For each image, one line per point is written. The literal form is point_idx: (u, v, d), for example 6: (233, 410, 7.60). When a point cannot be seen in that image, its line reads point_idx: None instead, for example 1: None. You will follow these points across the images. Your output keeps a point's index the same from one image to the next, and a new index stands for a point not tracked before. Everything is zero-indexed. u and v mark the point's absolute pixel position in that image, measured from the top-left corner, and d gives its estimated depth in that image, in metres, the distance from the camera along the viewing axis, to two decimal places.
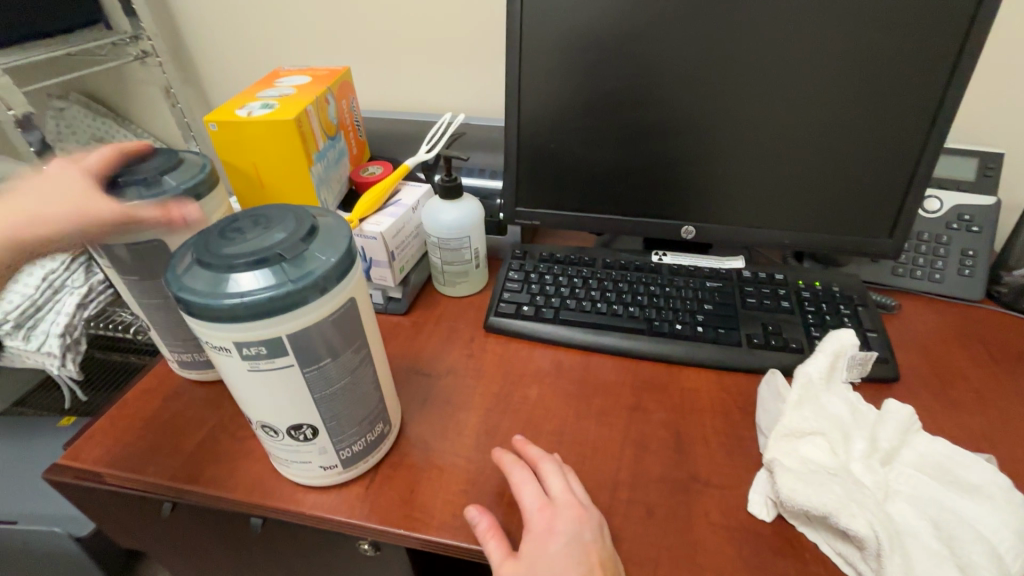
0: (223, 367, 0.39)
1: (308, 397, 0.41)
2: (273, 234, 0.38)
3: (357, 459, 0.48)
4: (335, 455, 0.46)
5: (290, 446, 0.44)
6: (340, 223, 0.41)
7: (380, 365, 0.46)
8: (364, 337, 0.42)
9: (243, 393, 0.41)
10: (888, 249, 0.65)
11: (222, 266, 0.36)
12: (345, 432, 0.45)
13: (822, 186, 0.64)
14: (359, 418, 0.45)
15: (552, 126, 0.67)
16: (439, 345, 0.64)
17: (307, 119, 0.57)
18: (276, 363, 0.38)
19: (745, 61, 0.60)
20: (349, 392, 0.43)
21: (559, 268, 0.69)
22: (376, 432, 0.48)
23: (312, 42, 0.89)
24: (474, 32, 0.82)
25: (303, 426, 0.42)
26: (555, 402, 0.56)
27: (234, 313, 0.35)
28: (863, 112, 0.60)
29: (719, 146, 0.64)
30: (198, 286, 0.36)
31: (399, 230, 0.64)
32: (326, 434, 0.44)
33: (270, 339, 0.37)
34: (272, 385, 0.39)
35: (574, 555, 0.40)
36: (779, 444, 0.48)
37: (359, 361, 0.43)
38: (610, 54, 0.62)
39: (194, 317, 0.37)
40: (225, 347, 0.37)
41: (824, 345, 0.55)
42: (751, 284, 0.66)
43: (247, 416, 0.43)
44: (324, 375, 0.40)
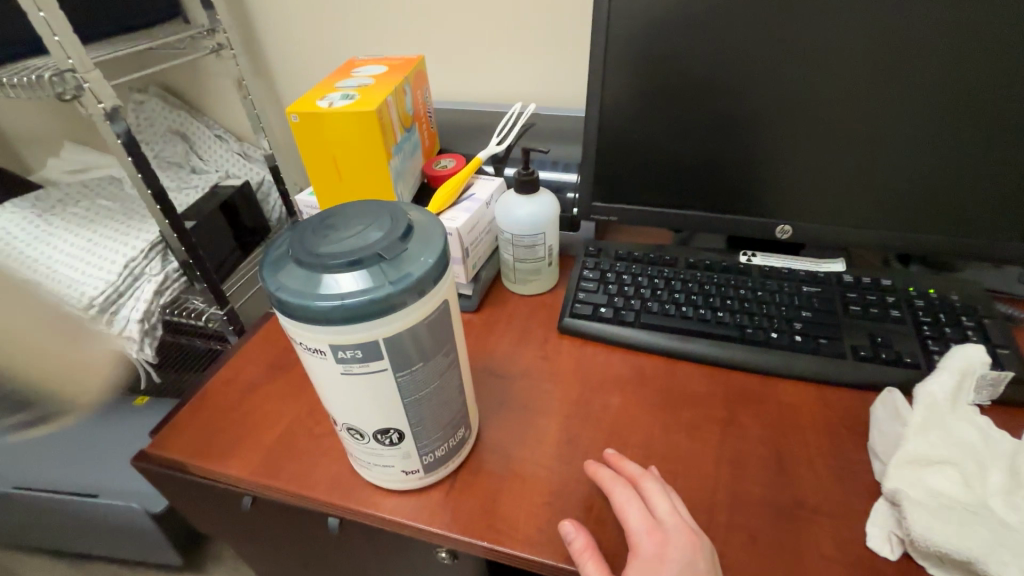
0: (315, 369, 0.38)
1: (397, 402, 0.39)
2: (369, 233, 0.36)
3: (437, 464, 0.46)
4: (418, 459, 0.44)
5: (374, 450, 0.43)
6: (433, 221, 0.39)
7: (465, 369, 0.44)
8: (453, 340, 0.40)
9: (332, 396, 0.39)
10: (1020, 255, 0.57)
11: (318, 266, 0.35)
12: (429, 437, 0.43)
13: (944, 183, 0.57)
14: (443, 423, 0.43)
15: (636, 116, 0.63)
16: (512, 346, 0.62)
17: (385, 109, 0.56)
18: (370, 367, 0.37)
19: (865, 41, 0.53)
20: (436, 397, 0.41)
21: (638, 268, 0.65)
22: (457, 437, 0.46)
23: (380, 31, 0.88)
24: (548, 18, 0.78)
25: (390, 430, 0.41)
26: (639, 413, 0.53)
27: (331, 315, 0.34)
28: (1002, 100, 0.52)
29: (825, 138, 0.58)
30: (295, 286, 0.35)
31: (473, 225, 0.62)
32: (411, 439, 0.42)
33: (365, 343, 0.35)
34: (363, 388, 0.38)
35: None
36: (903, 472, 0.43)
37: (447, 364, 0.41)
38: (707, 36, 0.57)
39: (289, 317, 0.35)
40: (320, 348, 0.36)
41: (945, 361, 0.49)
42: (854, 289, 0.60)
43: (333, 418, 0.42)
44: (414, 380, 0.39)
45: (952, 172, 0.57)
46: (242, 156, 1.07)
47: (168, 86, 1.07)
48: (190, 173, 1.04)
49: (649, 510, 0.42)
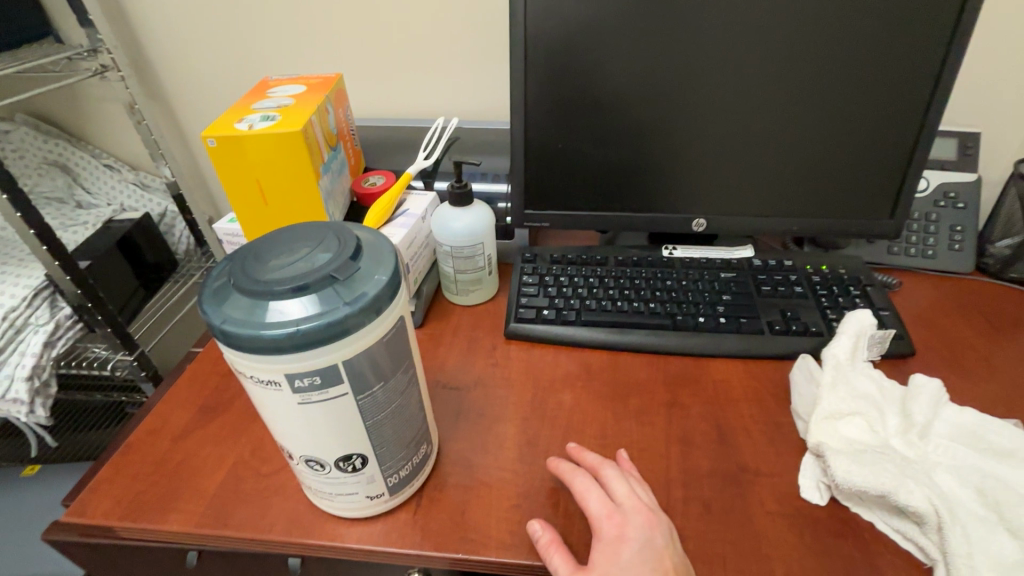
0: (267, 401, 0.36)
1: (359, 426, 0.38)
2: (318, 255, 0.36)
3: (402, 484, 0.45)
4: (383, 482, 0.43)
5: (336, 479, 0.42)
6: (381, 240, 0.39)
7: (423, 383, 0.43)
8: (411, 355, 0.40)
9: (288, 428, 0.38)
10: (890, 229, 0.67)
11: (266, 293, 0.34)
12: (393, 457, 0.42)
13: (826, 173, 0.65)
14: (406, 441, 0.43)
15: (559, 126, 0.66)
16: (461, 358, 0.62)
17: (311, 129, 0.54)
18: (330, 393, 0.36)
19: (754, 51, 0.60)
20: (399, 414, 0.41)
21: (573, 269, 0.68)
22: (420, 454, 0.46)
23: (289, 49, 0.85)
24: (460, 33, 0.79)
25: (352, 456, 0.40)
26: (590, 407, 0.56)
27: (286, 343, 0.32)
28: (863, 99, 0.61)
29: (726, 139, 0.65)
30: (242, 316, 0.33)
31: (411, 241, 0.62)
32: (375, 462, 0.41)
33: (325, 367, 0.34)
34: (322, 416, 0.37)
35: (649, 562, 0.40)
36: (823, 427, 0.49)
37: (407, 381, 0.40)
38: (620, 48, 0.61)
39: (238, 350, 0.33)
40: (274, 380, 0.34)
41: (844, 326, 0.56)
42: (763, 272, 0.67)
43: (290, 450, 0.40)
44: (375, 401, 0.38)
45: (834, 162, 0.65)
46: (138, 186, 0.98)
47: (40, 113, 0.96)
48: (76, 209, 0.96)
49: (608, 497, 0.44)
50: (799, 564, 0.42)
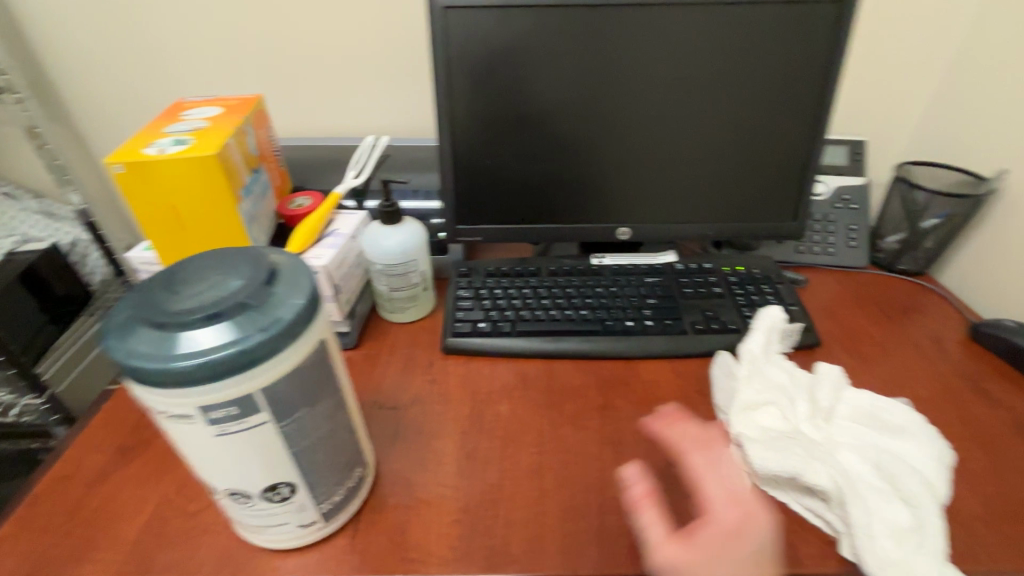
0: (181, 436, 0.35)
1: (283, 454, 0.38)
2: (229, 282, 0.35)
3: (337, 509, 0.45)
4: (315, 509, 0.43)
5: (264, 510, 0.40)
6: (298, 263, 0.38)
7: (354, 405, 0.43)
8: (337, 378, 0.40)
9: (207, 462, 0.36)
10: (792, 230, 0.71)
11: (174, 323, 0.33)
12: (325, 483, 0.42)
13: (738, 182, 0.70)
14: (338, 465, 0.42)
15: (487, 143, 0.67)
16: (400, 376, 0.62)
17: (227, 152, 0.53)
18: (248, 423, 0.35)
19: (664, 70, 0.64)
20: (327, 439, 0.40)
21: (508, 282, 0.70)
22: (354, 476, 0.45)
23: (207, 69, 0.82)
24: (385, 52, 0.79)
25: (279, 485, 0.39)
26: (528, 416, 0.57)
27: (195, 374, 0.31)
28: (764, 113, 0.66)
29: (646, 152, 0.68)
30: (147, 350, 0.32)
31: (341, 261, 0.61)
32: (304, 489, 0.40)
33: (242, 398, 0.34)
34: (243, 447, 0.36)
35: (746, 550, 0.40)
36: (741, 417, 0.52)
37: (334, 404, 0.40)
38: (540, 68, 0.64)
39: (145, 386, 0.32)
40: (186, 414, 0.33)
41: (757, 323, 0.60)
42: (685, 275, 0.71)
43: (212, 484, 0.39)
44: (300, 427, 0.37)
45: (744, 171, 0.69)
46: (44, 216, 0.91)
47: None
48: None
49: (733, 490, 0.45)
50: None
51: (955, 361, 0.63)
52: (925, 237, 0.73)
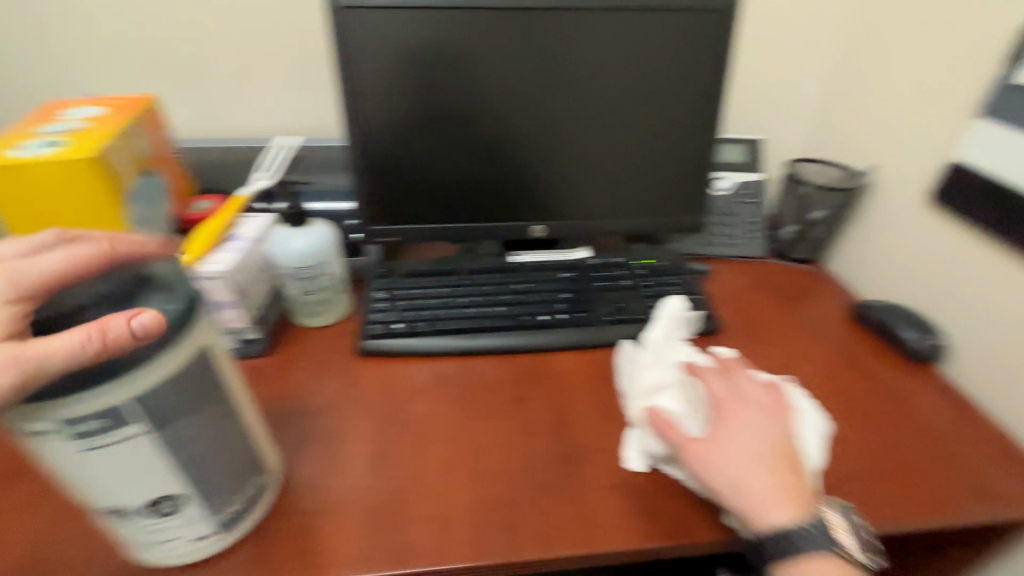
0: (48, 452, 0.33)
1: (162, 466, 0.36)
2: (92, 290, 0.33)
3: (240, 517, 0.44)
4: (209, 521, 0.41)
5: (150, 526, 0.39)
6: (180, 268, 0.37)
7: (249, 411, 0.42)
8: (225, 384, 0.39)
9: (81, 477, 0.35)
10: (694, 224, 0.76)
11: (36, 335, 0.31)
12: (220, 492, 0.41)
13: (644, 179, 0.73)
14: (234, 473, 0.41)
15: (397, 143, 0.67)
16: (314, 381, 0.61)
17: (109, 155, 0.50)
18: (119, 435, 0.33)
19: (566, 72, 0.66)
20: (218, 446, 0.39)
21: (425, 281, 0.70)
22: (255, 484, 0.44)
23: (98, 67, 0.77)
24: (292, 50, 0.77)
25: (162, 499, 0.38)
26: (443, 413, 0.57)
27: (53, 387, 0.30)
28: (663, 113, 0.70)
29: (555, 151, 0.71)
30: None
31: (245, 265, 0.59)
32: (196, 501, 0.39)
33: (111, 410, 0.32)
34: (115, 459, 0.34)
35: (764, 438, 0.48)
36: (642, 400, 0.55)
37: (222, 411, 0.39)
38: (444, 69, 0.64)
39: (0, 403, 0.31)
40: (49, 429, 0.32)
41: (660, 311, 0.63)
42: (597, 270, 0.74)
43: (91, 502, 0.37)
44: (180, 437, 0.36)
45: (648, 168, 0.73)
46: None
47: None
48: None
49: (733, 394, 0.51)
50: (624, 527, 0.47)
51: (837, 339, 0.69)
52: (813, 227, 0.80)
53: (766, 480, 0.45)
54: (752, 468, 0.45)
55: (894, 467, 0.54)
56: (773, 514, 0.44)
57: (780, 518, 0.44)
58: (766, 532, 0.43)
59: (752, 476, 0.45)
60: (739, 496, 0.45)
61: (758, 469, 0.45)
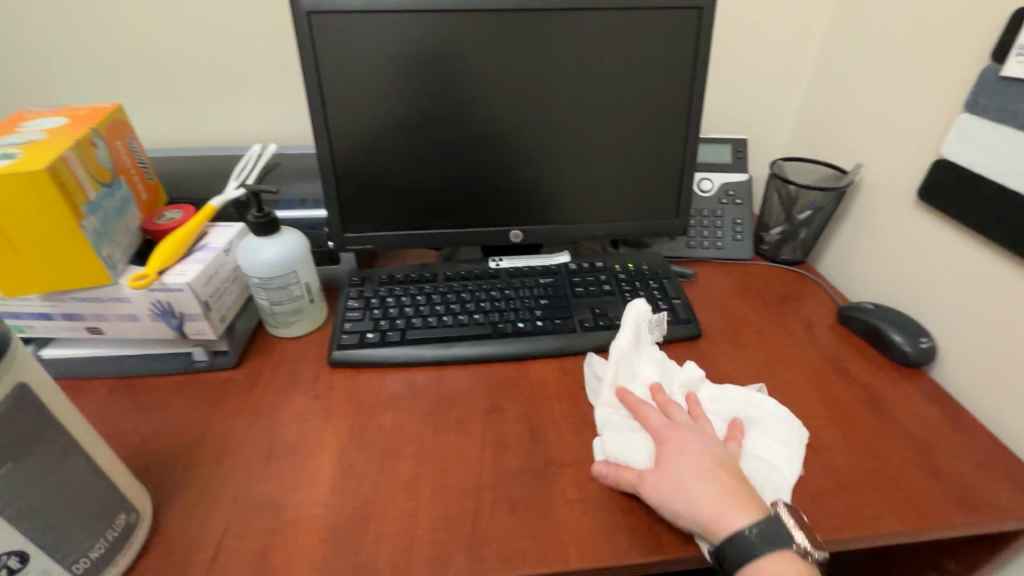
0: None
1: None
2: None
3: (108, 564, 0.42)
4: (67, 574, 0.39)
5: None
6: None
7: (96, 448, 0.42)
8: (55, 422, 0.39)
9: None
10: (677, 226, 0.74)
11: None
12: (71, 536, 0.39)
13: (624, 181, 0.72)
14: (87, 516, 0.40)
15: (368, 148, 0.66)
16: (280, 393, 0.59)
17: (64, 166, 0.49)
18: None
19: (538, 73, 0.65)
20: (58, 487, 0.38)
21: (400, 289, 0.69)
22: (116, 526, 0.42)
23: (72, 77, 0.76)
24: (266, 58, 0.77)
25: (0, 556, 0.36)
26: (411, 425, 0.56)
27: None
28: (640, 114, 0.68)
29: (530, 154, 0.69)
30: None
31: (211, 276, 0.58)
32: (41, 553, 0.37)
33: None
34: None
35: (702, 450, 0.47)
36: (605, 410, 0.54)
37: (55, 452, 0.39)
38: (413, 73, 0.63)
39: None
40: None
41: (627, 316, 0.61)
42: (577, 274, 0.72)
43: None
44: (4, 484, 0.35)
45: (627, 171, 0.71)
46: None
47: None
48: None
49: (666, 415, 0.52)
50: (592, 545, 0.45)
51: (822, 343, 0.67)
52: (800, 228, 0.78)
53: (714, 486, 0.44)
54: (694, 483, 0.45)
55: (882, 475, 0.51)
56: (731, 518, 0.43)
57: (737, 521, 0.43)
58: (727, 540, 0.42)
59: (701, 485, 0.44)
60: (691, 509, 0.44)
61: (702, 480, 0.45)
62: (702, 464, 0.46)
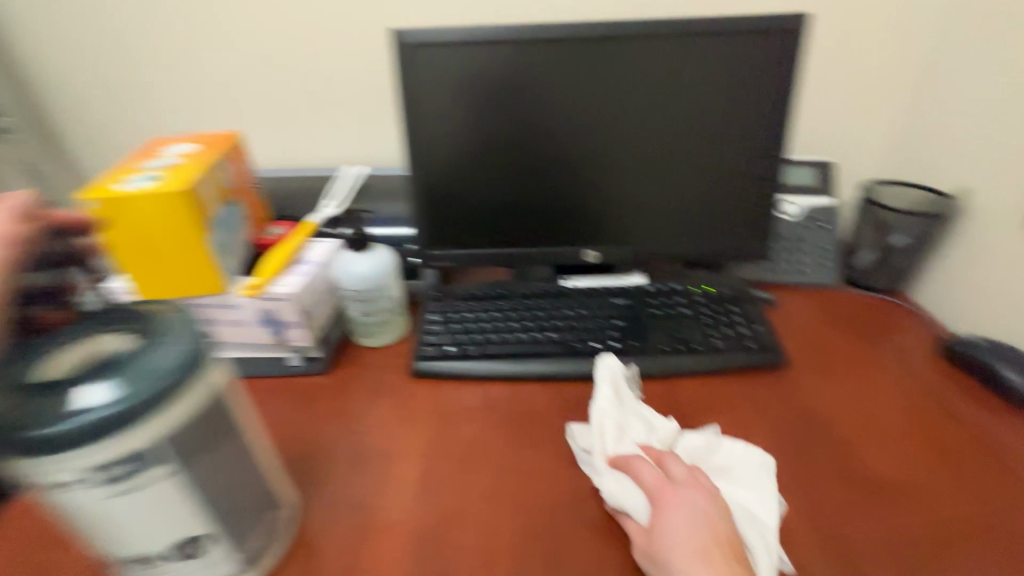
0: (79, 504, 0.35)
1: (190, 507, 0.38)
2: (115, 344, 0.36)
3: (258, 554, 0.45)
4: (237, 558, 0.43)
5: (180, 569, 0.40)
6: (186, 317, 0.39)
7: (262, 449, 0.45)
8: (239, 423, 0.41)
9: (101, 525, 0.36)
10: (759, 251, 0.72)
11: (45, 391, 0.33)
12: (238, 528, 0.42)
13: (703, 203, 0.71)
14: (251, 508, 0.44)
15: (455, 170, 0.70)
16: (366, 400, 0.63)
17: (198, 187, 0.56)
18: (146, 480, 0.35)
19: (620, 98, 0.66)
20: (238, 479, 0.42)
21: (478, 305, 0.71)
22: (268, 519, 0.46)
23: (199, 107, 0.86)
24: (363, 87, 0.83)
25: (189, 541, 0.39)
26: (488, 438, 0.57)
27: (69, 438, 0.32)
28: (723, 136, 0.67)
29: (609, 176, 0.70)
30: (21, 414, 0.32)
31: (311, 287, 0.63)
32: (221, 542, 0.41)
33: (134, 453, 0.34)
34: (144, 505, 0.36)
35: (700, 522, 0.43)
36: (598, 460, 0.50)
37: (236, 450, 0.41)
38: (499, 100, 0.66)
39: (22, 454, 0.32)
40: (81, 478, 0.33)
41: (600, 373, 0.58)
42: (653, 296, 0.71)
43: (110, 551, 0.38)
44: (203, 476, 0.38)
45: (707, 193, 0.70)
46: None
47: None
48: None
49: (662, 472, 0.47)
50: None
51: (920, 376, 0.63)
52: (895, 255, 0.74)
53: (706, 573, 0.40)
54: (685, 556, 0.41)
55: (965, 520, 0.48)
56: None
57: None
58: None
59: (690, 572, 0.40)
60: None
61: (693, 558, 0.41)
62: (691, 539, 0.42)
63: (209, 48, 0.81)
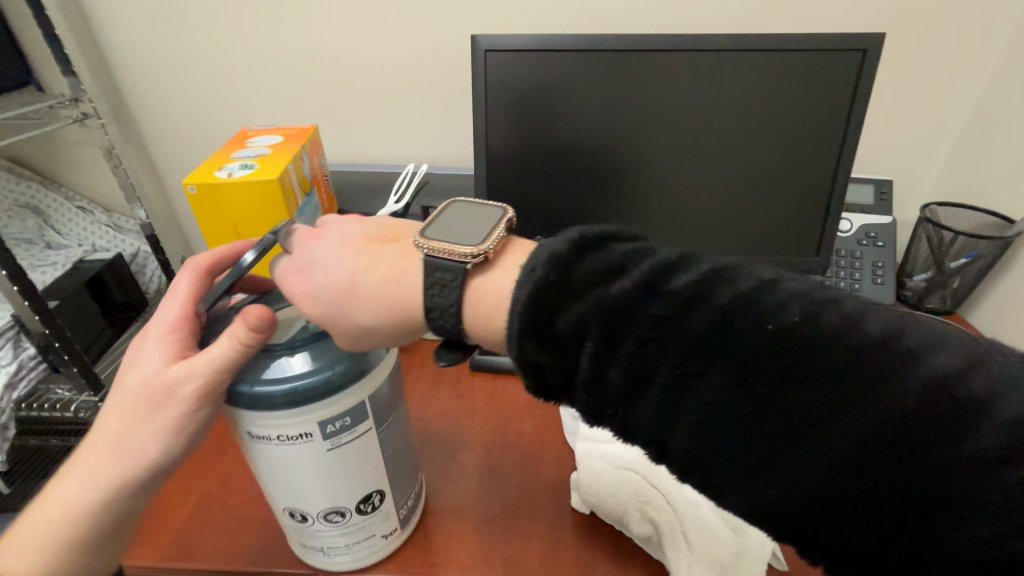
0: (293, 459, 0.38)
1: (380, 457, 0.41)
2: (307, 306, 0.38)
3: (409, 516, 0.47)
4: (396, 517, 0.45)
5: (356, 524, 0.43)
6: None
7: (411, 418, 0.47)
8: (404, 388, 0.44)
9: (300, 479, 0.39)
10: (817, 265, 0.73)
11: (271, 354, 0.36)
12: (403, 488, 0.45)
13: (764, 216, 0.72)
14: (411, 471, 0.46)
15: (520, 173, 0.72)
16: (428, 390, 0.65)
17: (286, 176, 0.59)
18: (358, 430, 0.39)
19: (689, 109, 0.67)
20: (407, 440, 0.45)
21: None
22: (419, 486, 0.48)
23: (270, 100, 0.90)
24: (428, 89, 0.86)
25: (371, 494, 0.42)
26: (549, 433, 0.59)
27: (312, 393, 0.35)
28: (789, 149, 0.68)
29: (672, 184, 0.71)
30: (261, 374, 0.35)
31: None
32: (391, 495, 0.44)
33: (353, 407, 0.37)
34: (351, 455, 0.39)
35: (347, 240, 0.38)
36: (579, 446, 0.52)
37: (404, 412, 0.44)
38: (569, 107, 0.68)
39: (263, 412, 0.35)
40: (307, 432, 0.36)
41: None
42: None
43: (302, 506, 0.41)
44: (390, 432, 0.41)
45: (769, 205, 0.71)
46: (110, 227, 0.98)
47: (16, 158, 0.98)
48: (46, 249, 0.92)
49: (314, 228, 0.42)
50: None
51: None
52: (953, 276, 0.74)
53: (345, 259, 0.37)
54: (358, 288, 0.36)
55: None
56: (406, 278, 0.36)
57: (400, 294, 0.36)
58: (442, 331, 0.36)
59: (326, 264, 0.37)
60: (375, 305, 0.36)
61: (365, 263, 0.37)
62: (332, 262, 0.37)
63: (284, 47, 0.85)
